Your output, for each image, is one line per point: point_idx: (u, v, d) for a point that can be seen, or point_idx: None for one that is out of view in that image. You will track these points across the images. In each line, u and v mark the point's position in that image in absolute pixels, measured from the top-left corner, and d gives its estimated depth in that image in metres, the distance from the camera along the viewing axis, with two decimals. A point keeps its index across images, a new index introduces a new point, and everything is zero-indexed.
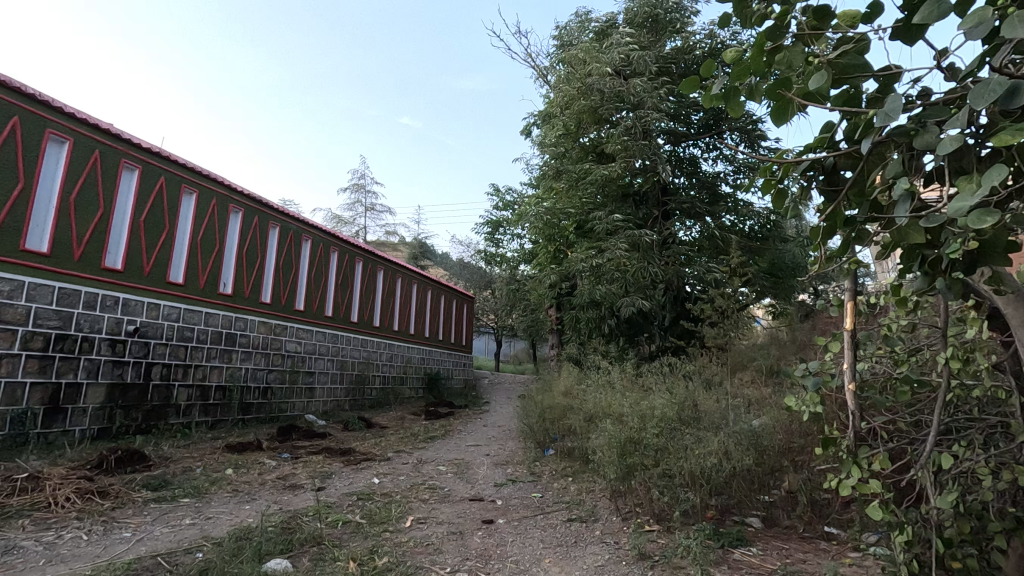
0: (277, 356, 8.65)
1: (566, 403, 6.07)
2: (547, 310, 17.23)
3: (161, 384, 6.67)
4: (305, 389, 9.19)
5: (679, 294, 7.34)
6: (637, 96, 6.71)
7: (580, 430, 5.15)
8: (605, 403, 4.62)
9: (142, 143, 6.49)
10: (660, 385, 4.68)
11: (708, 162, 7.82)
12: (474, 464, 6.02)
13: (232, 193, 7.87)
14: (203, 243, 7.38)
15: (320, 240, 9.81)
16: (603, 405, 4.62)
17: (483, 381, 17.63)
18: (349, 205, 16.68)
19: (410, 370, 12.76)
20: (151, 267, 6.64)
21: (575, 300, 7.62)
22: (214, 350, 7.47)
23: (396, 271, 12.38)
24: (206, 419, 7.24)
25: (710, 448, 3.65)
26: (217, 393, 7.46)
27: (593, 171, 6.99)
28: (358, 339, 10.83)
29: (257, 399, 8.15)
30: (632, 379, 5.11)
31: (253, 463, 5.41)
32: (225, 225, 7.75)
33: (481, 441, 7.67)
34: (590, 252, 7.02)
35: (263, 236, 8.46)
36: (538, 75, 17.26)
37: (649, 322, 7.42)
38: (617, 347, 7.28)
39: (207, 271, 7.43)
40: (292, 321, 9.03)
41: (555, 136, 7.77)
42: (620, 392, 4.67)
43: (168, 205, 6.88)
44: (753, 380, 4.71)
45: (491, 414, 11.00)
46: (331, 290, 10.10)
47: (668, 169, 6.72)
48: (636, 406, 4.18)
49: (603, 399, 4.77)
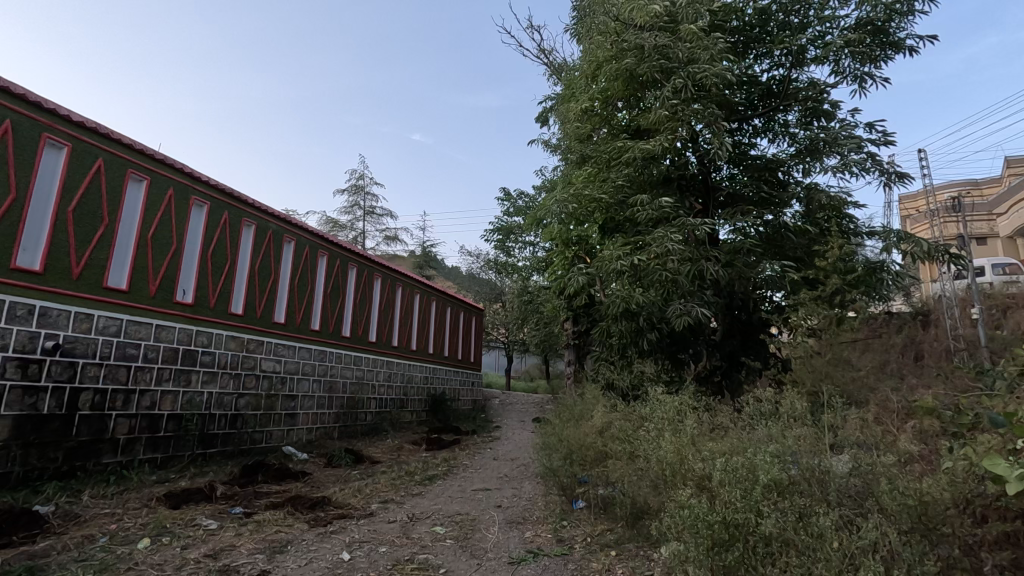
0: (251, 376, 7.32)
1: (601, 442, 4.66)
2: (563, 323, 15.87)
3: (92, 415, 5.35)
4: (285, 416, 7.84)
5: (734, 302, 6.02)
6: (686, 52, 5.35)
7: (627, 486, 3.74)
8: (669, 453, 3.20)
9: (72, 116, 5.28)
10: (747, 426, 3.23)
11: (764, 144, 6.45)
12: (481, 523, 4.61)
13: (195, 183, 6.65)
14: (154, 242, 6.12)
15: (304, 242, 8.55)
16: (665, 455, 3.20)
17: (494, 401, 16.19)
18: (347, 210, 15.48)
19: (412, 391, 11.38)
20: (82, 268, 5.36)
21: (605, 310, 6.20)
22: (166, 371, 6.15)
23: (395, 280, 11.10)
24: (153, 456, 5.90)
25: (862, 542, 2.25)
26: (169, 424, 6.12)
27: (629, 148, 5.65)
28: (351, 356, 9.51)
29: (223, 429, 6.80)
30: (701, 417, 3.69)
31: (186, 527, 4.06)
32: (185, 221, 6.51)
33: (491, 484, 6.24)
34: (628, 249, 5.63)
35: (233, 235, 7.20)
36: (550, 71, 16.12)
37: (697, 337, 6.11)
38: (658, 367, 5.89)
39: (159, 275, 6.15)
40: (269, 335, 7.71)
41: (579, 113, 6.47)
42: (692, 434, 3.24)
43: (109, 193, 5.64)
44: (876, 419, 3.31)
45: (503, 443, 9.57)
46: (318, 299, 8.81)
47: (725, 142, 5.36)
48: (727, 459, 2.76)
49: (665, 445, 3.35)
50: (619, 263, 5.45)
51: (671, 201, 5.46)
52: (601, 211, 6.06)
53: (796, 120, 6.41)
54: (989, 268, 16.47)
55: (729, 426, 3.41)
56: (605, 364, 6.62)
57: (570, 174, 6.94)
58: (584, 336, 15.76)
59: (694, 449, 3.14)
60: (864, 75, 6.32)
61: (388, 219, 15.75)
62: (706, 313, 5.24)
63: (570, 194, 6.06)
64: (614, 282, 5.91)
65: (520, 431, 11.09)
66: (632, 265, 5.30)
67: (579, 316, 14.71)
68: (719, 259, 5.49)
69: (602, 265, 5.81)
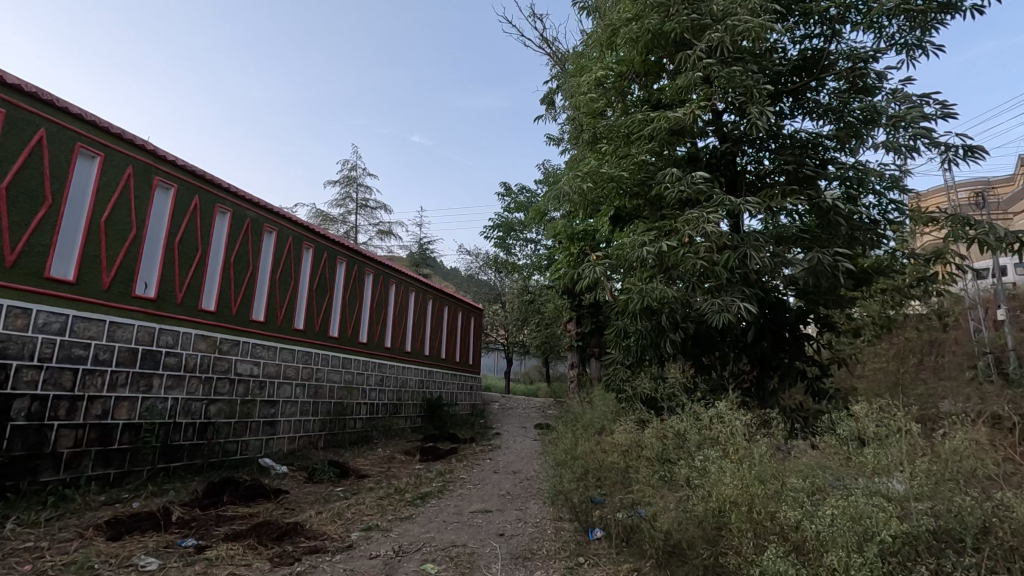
0: (224, 381, 6.56)
1: (624, 463, 3.93)
2: (566, 324, 15.14)
3: (28, 426, 4.59)
4: (263, 424, 7.08)
5: (768, 299, 5.33)
6: (722, 6, 4.63)
7: (664, 524, 3.00)
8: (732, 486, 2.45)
9: (7, 77, 4.53)
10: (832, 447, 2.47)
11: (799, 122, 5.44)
12: (481, 558, 3.86)
13: (159, 163, 5.89)
14: (109, 227, 5.36)
15: (287, 232, 7.81)
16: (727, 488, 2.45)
17: (494, 406, 15.43)
18: (339, 203, 14.75)
19: (406, 396, 10.62)
20: (19, 255, 4.60)
21: (622, 307, 5.48)
22: (122, 374, 5.38)
23: (389, 276, 10.36)
24: (104, 472, 5.14)
25: None
26: (125, 435, 5.36)
27: (654, 118, 4.90)
28: (339, 358, 8.75)
29: (190, 440, 6.03)
30: (761, 435, 2.92)
31: (119, 568, 3.32)
32: (147, 204, 5.75)
33: (491, 504, 5.50)
34: (654, 234, 4.87)
35: (204, 223, 6.45)
36: (554, 61, 15.45)
37: (724, 339, 5.50)
38: (683, 372, 5.16)
39: (115, 266, 5.39)
40: (246, 335, 6.95)
41: (592, 84, 5.74)
42: (762, 458, 2.48)
43: (52, 169, 4.88)
44: (991, 443, 2.57)
45: (504, 453, 8.82)
46: (302, 295, 8.07)
47: (766, 108, 4.60)
48: (827, 498, 2.01)
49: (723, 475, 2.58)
50: (645, 250, 4.68)
51: (707, 172, 4.77)
52: (620, 194, 5.30)
53: (836, 93, 5.58)
54: (1010, 270, 15.79)
55: (803, 447, 2.65)
56: (621, 368, 5.89)
57: (581, 152, 6.17)
58: (588, 337, 15.00)
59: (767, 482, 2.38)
60: (913, 43, 5.62)
61: (381, 212, 14.98)
62: (749, 309, 4.54)
63: (585, 171, 5.29)
64: (636, 273, 5.17)
65: (521, 439, 10.32)
66: (661, 252, 4.54)
67: (583, 318, 14.49)
68: (766, 244, 4.70)
69: (623, 253, 5.06)
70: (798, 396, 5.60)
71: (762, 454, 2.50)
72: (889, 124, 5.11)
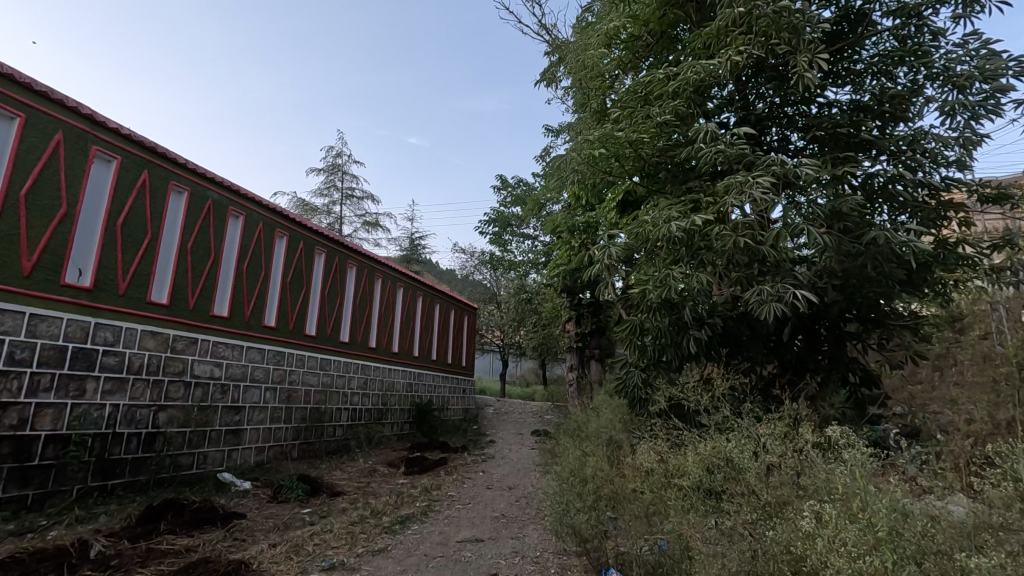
0: (178, 384, 5.71)
1: (649, 491, 3.11)
2: (566, 324, 14.30)
3: None
4: (225, 433, 6.23)
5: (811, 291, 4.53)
6: None
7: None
8: (854, 559, 1.61)
9: None
10: (997, 493, 1.65)
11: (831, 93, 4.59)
12: None
13: (99, 130, 5.05)
14: (31, 202, 4.51)
15: (256, 218, 6.96)
16: (844, 560, 1.62)
17: (489, 411, 14.57)
18: (324, 192, 13.96)
19: (392, 400, 9.79)
20: None
21: (636, 301, 4.65)
22: (46, 377, 4.53)
23: (374, 270, 9.53)
24: (20, 494, 4.28)
25: None
26: (49, 448, 4.51)
27: (681, 71, 4.09)
28: (317, 359, 7.91)
29: (134, 453, 5.19)
30: (859, 472, 2.08)
31: None
32: (83, 178, 4.91)
33: (483, 531, 4.68)
34: (679, 211, 4.07)
35: (155, 202, 5.60)
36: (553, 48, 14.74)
37: (756, 338, 4.70)
38: (710, 377, 4.36)
39: (38, 248, 4.53)
40: (205, 332, 6.10)
41: (603, 40, 4.96)
42: (888, 512, 1.66)
43: None
44: None
45: (499, 464, 7.99)
46: (273, 288, 7.22)
47: (818, 56, 3.80)
48: None
49: (827, 534, 1.76)
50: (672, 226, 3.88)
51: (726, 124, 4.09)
52: (639, 165, 4.51)
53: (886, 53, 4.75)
54: None
55: (937, 495, 1.82)
56: (634, 371, 5.09)
57: (588, 122, 5.36)
58: (588, 338, 14.18)
59: (906, 557, 1.55)
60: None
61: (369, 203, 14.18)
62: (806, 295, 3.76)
63: (596, 135, 4.49)
64: (657, 256, 4.41)
65: (517, 448, 9.50)
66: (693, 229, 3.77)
67: (583, 317, 13.86)
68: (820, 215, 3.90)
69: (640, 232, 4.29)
70: (840, 405, 4.81)
71: (886, 505, 1.69)
72: (941, 92, 4.33)
